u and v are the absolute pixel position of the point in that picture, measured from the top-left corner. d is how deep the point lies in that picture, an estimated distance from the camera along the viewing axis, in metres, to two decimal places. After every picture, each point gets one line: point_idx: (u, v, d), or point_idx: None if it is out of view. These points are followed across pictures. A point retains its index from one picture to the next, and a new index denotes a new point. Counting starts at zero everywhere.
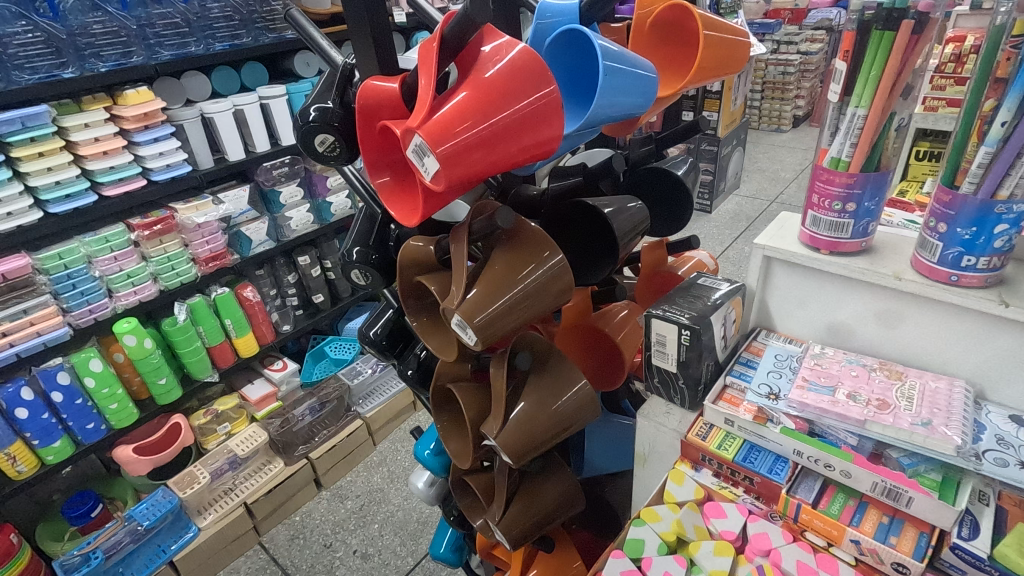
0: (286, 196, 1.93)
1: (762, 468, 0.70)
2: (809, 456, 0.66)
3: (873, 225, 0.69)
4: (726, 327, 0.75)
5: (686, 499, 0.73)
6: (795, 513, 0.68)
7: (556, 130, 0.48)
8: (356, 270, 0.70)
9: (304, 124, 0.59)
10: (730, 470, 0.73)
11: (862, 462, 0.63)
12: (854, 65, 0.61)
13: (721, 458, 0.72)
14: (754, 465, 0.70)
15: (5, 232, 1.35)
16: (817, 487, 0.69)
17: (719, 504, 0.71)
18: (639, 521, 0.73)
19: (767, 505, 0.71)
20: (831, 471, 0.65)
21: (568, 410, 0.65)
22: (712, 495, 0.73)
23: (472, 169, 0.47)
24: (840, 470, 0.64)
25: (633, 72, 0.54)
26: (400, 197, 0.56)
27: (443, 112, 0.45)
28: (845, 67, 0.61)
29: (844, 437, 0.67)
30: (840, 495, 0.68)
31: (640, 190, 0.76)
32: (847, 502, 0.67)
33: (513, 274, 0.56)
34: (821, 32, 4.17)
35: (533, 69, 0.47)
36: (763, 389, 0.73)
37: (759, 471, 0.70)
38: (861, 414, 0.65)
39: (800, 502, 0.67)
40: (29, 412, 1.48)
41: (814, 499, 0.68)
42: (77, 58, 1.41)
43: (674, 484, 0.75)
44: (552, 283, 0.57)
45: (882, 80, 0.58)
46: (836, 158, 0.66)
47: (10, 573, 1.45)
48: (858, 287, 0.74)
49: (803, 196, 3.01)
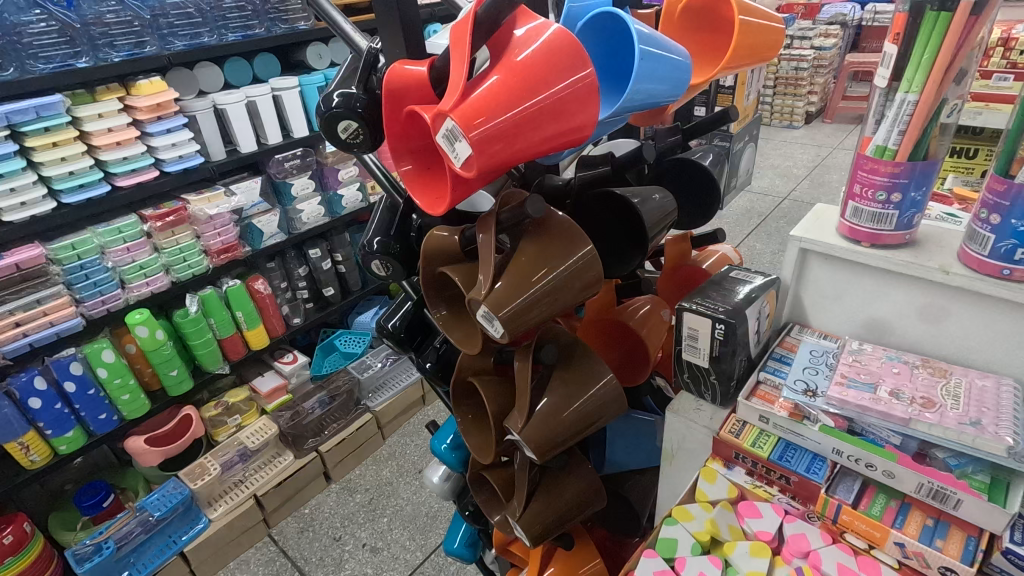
0: (298, 188, 1.92)
1: (800, 467, 0.69)
2: (850, 456, 0.65)
3: (917, 216, 0.67)
4: (760, 321, 0.74)
5: (720, 497, 0.73)
6: (835, 514, 0.66)
7: (592, 115, 0.47)
8: (376, 261, 0.68)
9: (327, 110, 0.58)
10: (765, 469, 0.72)
11: (907, 463, 0.61)
12: (905, 48, 0.59)
13: (756, 456, 0.71)
14: (790, 464, 0.69)
15: (19, 222, 1.35)
16: (856, 488, 0.67)
17: (754, 504, 0.71)
18: (671, 520, 0.72)
19: (804, 505, 0.70)
20: (872, 471, 0.64)
21: (593, 404, 0.64)
22: (746, 494, 0.73)
23: (504, 155, 0.46)
24: (882, 471, 0.63)
25: (667, 58, 0.53)
26: (426, 185, 0.54)
27: (476, 96, 0.43)
28: (898, 49, 0.59)
29: (887, 436, 0.65)
30: (881, 496, 0.66)
31: (664, 181, 0.75)
32: (889, 503, 0.65)
33: (541, 266, 0.55)
34: (835, 27, 4.12)
35: (568, 52, 0.45)
36: (800, 386, 0.71)
37: (796, 471, 0.69)
38: (904, 413, 0.63)
39: (840, 502, 0.66)
40: (41, 403, 1.48)
41: (854, 499, 0.66)
42: (90, 48, 1.41)
43: (706, 483, 0.74)
44: (579, 274, 0.56)
45: (936, 63, 0.56)
46: (883, 146, 0.63)
47: (23, 561, 1.46)
48: (899, 281, 0.72)
49: (816, 194, 2.98)
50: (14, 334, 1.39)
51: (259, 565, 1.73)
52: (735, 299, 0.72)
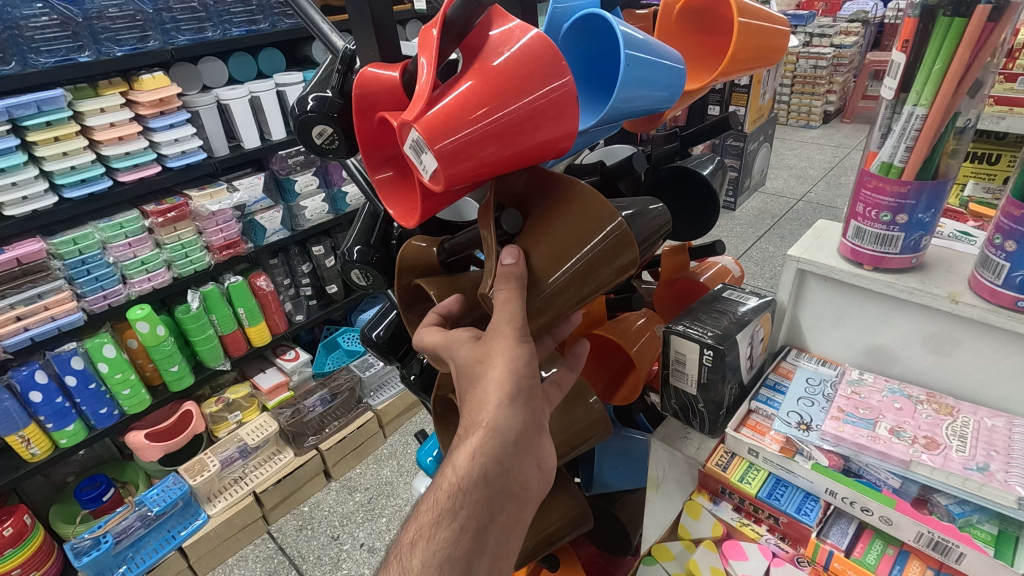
0: (301, 185, 1.90)
1: (789, 507, 0.68)
2: (844, 497, 0.63)
3: (926, 239, 0.63)
4: (753, 346, 0.71)
5: (704, 535, 0.73)
6: (826, 560, 0.65)
7: (571, 126, 0.43)
8: (356, 270, 0.66)
9: (301, 114, 0.55)
10: (754, 507, 0.72)
11: (905, 510, 0.59)
12: (915, 58, 0.55)
13: (744, 492, 0.69)
14: (780, 504, 0.69)
15: (21, 217, 1.35)
16: (851, 531, 0.67)
17: (739, 544, 0.71)
18: (651, 559, 0.73)
19: (795, 548, 0.70)
20: (869, 516, 0.62)
21: (578, 427, 0.61)
22: (733, 531, 0.73)
23: (476, 169, 0.42)
24: (879, 516, 0.61)
25: (657, 65, 0.49)
26: (398, 196, 0.51)
27: (444, 104, 0.40)
28: (906, 59, 0.55)
29: (886, 479, 0.62)
30: (878, 541, 0.65)
31: (661, 190, 0.71)
32: (884, 551, 0.64)
33: (565, 249, 0.47)
34: (856, 25, 4.01)
35: (546, 57, 0.42)
36: (793, 418, 0.68)
37: (786, 511, 0.68)
38: (905, 454, 0.59)
39: (832, 548, 0.65)
40: (42, 396, 1.48)
41: (848, 545, 0.65)
42: (93, 41, 1.40)
43: (691, 519, 0.75)
44: (612, 251, 0.48)
45: (947, 75, 0.52)
46: (888, 163, 0.59)
47: (22, 554, 1.47)
48: (902, 308, 0.68)
49: (832, 196, 2.91)
50: (15, 328, 1.39)
51: (256, 562, 1.73)
52: (728, 321, 0.68)
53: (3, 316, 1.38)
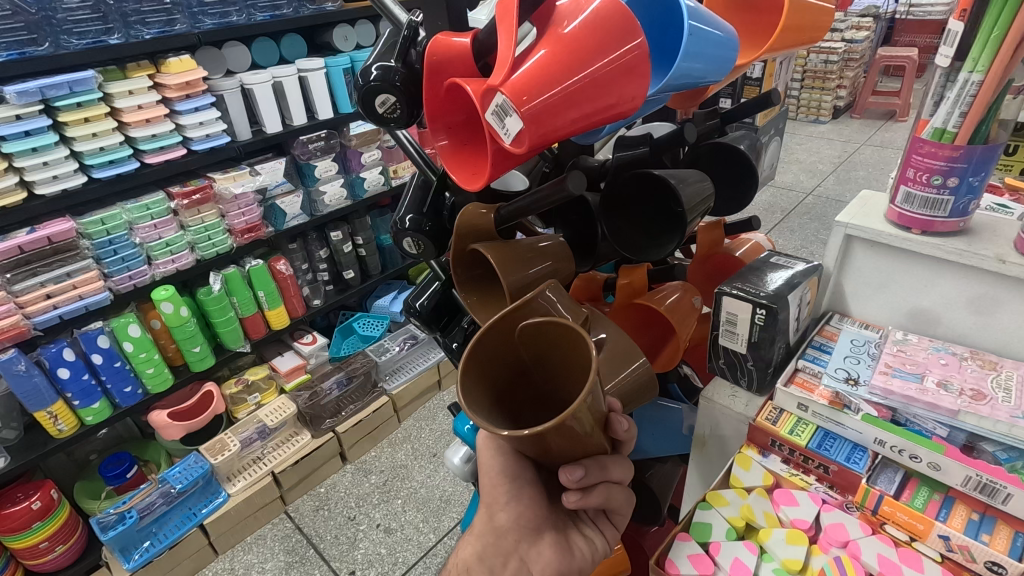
0: (322, 170, 1.91)
1: (839, 456, 0.69)
2: (892, 446, 0.66)
3: (974, 203, 0.67)
4: (800, 307, 0.74)
5: (754, 484, 0.72)
6: (875, 505, 0.66)
7: (640, 89, 0.46)
8: (408, 239, 0.68)
9: (365, 83, 0.58)
10: (802, 457, 0.72)
11: (954, 455, 0.62)
12: (972, 26, 0.59)
13: (794, 444, 0.71)
14: (830, 453, 0.69)
15: (51, 196, 1.36)
16: (898, 479, 0.67)
17: (790, 492, 0.70)
18: (705, 505, 0.72)
19: (843, 495, 0.70)
20: (917, 463, 0.64)
21: (628, 387, 0.61)
22: (781, 482, 0.72)
23: (553, 133, 0.45)
24: (927, 463, 0.64)
25: (715, 34, 0.52)
26: (464, 160, 0.54)
27: (525, 72, 0.43)
28: (964, 27, 0.59)
29: (933, 428, 0.65)
30: (925, 488, 0.66)
31: (700, 165, 0.74)
32: (931, 497, 0.65)
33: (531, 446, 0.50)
34: (867, 21, 4.01)
35: (616, 21, 0.44)
36: (841, 374, 0.72)
37: (835, 459, 0.69)
38: (954, 404, 0.64)
39: (881, 493, 0.66)
40: (70, 373, 1.49)
41: (896, 491, 0.66)
42: (123, 25, 1.41)
43: (741, 470, 0.74)
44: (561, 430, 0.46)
45: (1006, 40, 0.55)
46: (941, 129, 0.63)
47: (50, 528, 1.48)
48: (950, 270, 0.72)
49: (840, 191, 2.93)
50: (45, 305, 1.41)
51: (275, 541, 1.76)
52: (775, 284, 0.71)
53: (33, 294, 1.39)
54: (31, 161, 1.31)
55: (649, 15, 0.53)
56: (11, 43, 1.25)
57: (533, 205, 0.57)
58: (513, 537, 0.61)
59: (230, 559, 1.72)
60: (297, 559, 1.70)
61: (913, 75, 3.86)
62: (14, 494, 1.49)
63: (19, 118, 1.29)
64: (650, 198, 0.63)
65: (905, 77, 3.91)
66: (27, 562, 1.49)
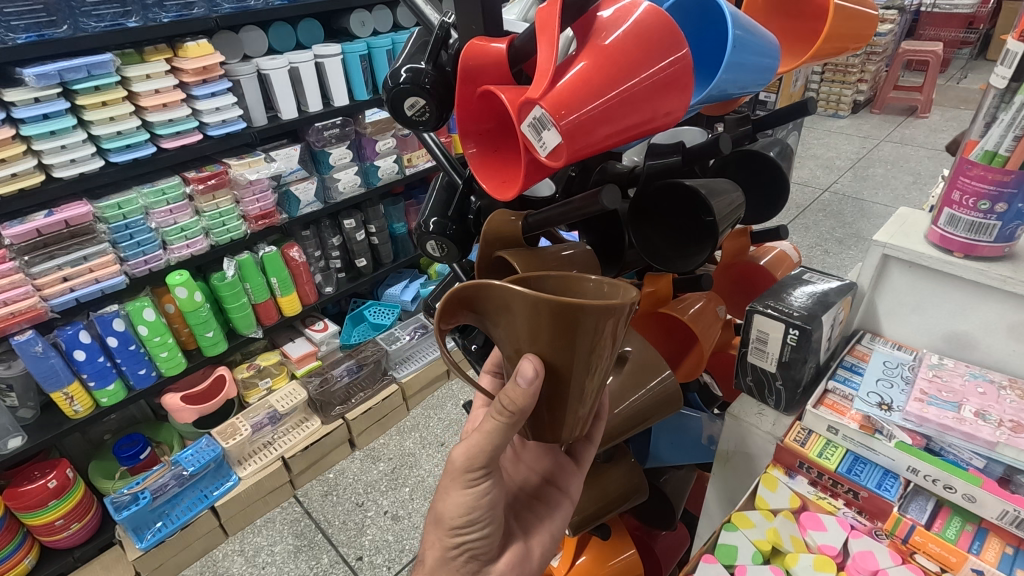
0: (336, 157, 1.89)
1: (870, 482, 0.69)
2: (926, 475, 0.65)
3: (1021, 229, 0.65)
4: (833, 326, 0.74)
5: (781, 506, 0.73)
6: (906, 534, 0.66)
7: (681, 102, 0.45)
8: (432, 241, 0.68)
9: (395, 86, 0.57)
10: (830, 481, 0.72)
11: (991, 488, 0.61)
12: None
13: (823, 467, 0.72)
14: (860, 478, 0.70)
15: (69, 179, 1.35)
16: (929, 508, 0.68)
17: (817, 516, 0.70)
18: (731, 526, 0.72)
19: (872, 522, 0.70)
20: (951, 493, 0.64)
21: (645, 404, 0.61)
22: (809, 504, 0.73)
23: (592, 146, 0.44)
24: (962, 494, 0.63)
25: (759, 44, 0.50)
26: (495, 168, 0.53)
27: (568, 82, 0.41)
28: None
29: (970, 458, 0.65)
30: (957, 518, 0.66)
31: (730, 173, 0.72)
32: (964, 527, 0.65)
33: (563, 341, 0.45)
34: (891, 13, 3.91)
35: (661, 32, 0.43)
36: (873, 399, 0.72)
37: (865, 485, 0.69)
38: (992, 436, 0.63)
39: (912, 523, 0.66)
40: (86, 355, 1.49)
41: (927, 520, 0.67)
42: (141, 8, 1.38)
43: (767, 490, 0.75)
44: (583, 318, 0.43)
45: None
46: (992, 152, 0.62)
47: (63, 507, 1.50)
48: (991, 295, 0.71)
49: (857, 188, 2.89)
50: (61, 287, 1.41)
51: (284, 524, 1.78)
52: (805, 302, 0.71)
53: (50, 276, 1.39)
54: (49, 144, 1.31)
55: (689, 25, 0.52)
56: (29, 25, 1.22)
57: (560, 216, 0.57)
58: (485, 558, 0.61)
59: (240, 540, 1.74)
60: (306, 543, 1.72)
61: (935, 70, 3.77)
62: (31, 472, 1.50)
63: (38, 102, 1.28)
64: (682, 207, 0.61)
65: (927, 72, 3.84)
66: (43, 538, 1.52)
